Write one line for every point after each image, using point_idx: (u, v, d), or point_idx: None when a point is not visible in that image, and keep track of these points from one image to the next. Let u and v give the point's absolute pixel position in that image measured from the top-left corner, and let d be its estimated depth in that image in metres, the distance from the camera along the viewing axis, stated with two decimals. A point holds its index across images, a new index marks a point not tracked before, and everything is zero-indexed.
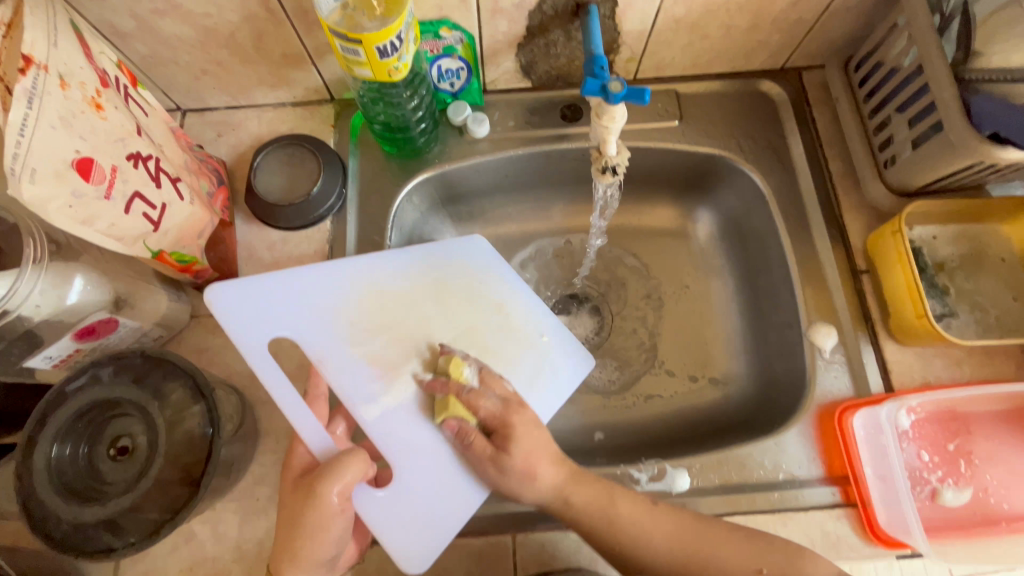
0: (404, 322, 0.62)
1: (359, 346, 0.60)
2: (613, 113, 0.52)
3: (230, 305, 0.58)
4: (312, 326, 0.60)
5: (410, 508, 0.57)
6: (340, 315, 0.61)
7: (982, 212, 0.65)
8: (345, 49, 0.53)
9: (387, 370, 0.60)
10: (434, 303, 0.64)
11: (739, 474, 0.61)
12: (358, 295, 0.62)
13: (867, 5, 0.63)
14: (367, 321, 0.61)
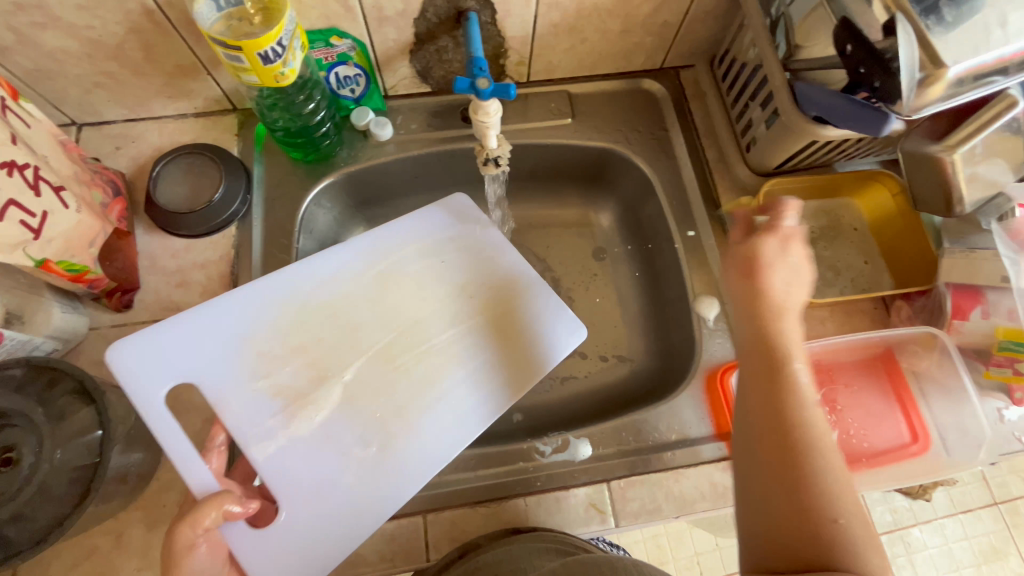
0: (318, 343, 0.61)
1: (273, 373, 0.58)
2: (487, 109, 0.56)
3: (124, 355, 0.56)
4: (217, 360, 0.57)
5: (303, 537, 0.54)
6: (248, 345, 0.59)
7: (834, 188, 0.73)
8: (228, 56, 0.55)
9: (293, 399, 0.58)
10: (364, 312, 0.64)
11: (635, 439, 0.66)
12: (273, 318, 0.60)
13: (719, 8, 0.71)
14: (278, 346, 0.60)
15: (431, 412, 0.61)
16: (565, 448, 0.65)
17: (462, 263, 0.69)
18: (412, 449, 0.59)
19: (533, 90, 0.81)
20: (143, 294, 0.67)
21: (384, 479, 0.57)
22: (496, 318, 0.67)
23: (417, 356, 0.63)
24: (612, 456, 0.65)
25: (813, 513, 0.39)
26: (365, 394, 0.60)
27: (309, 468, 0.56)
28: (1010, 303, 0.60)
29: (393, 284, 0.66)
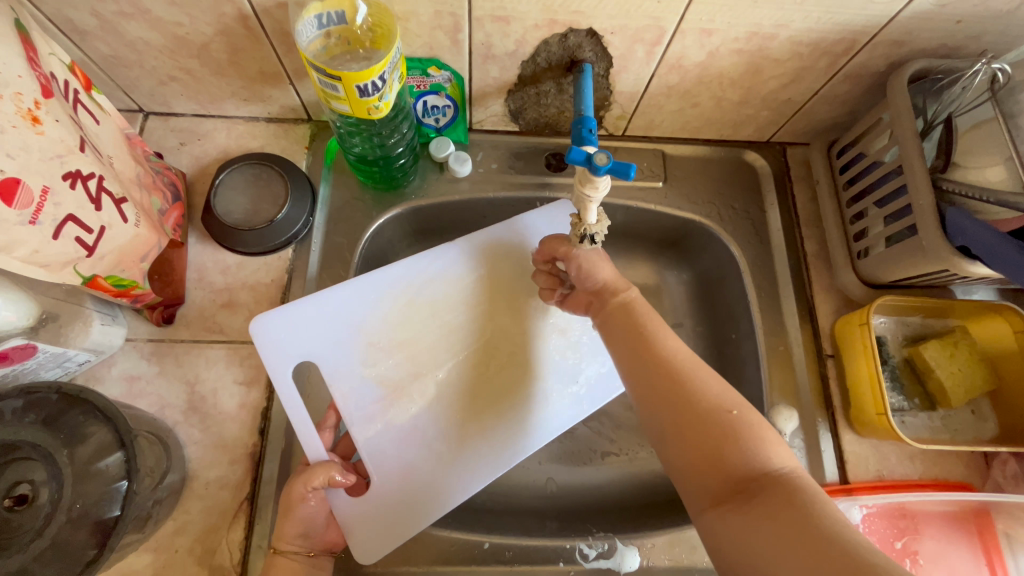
0: (420, 341, 0.62)
1: (377, 364, 0.60)
2: (596, 183, 0.50)
3: (271, 326, 0.58)
4: (335, 344, 0.59)
5: (387, 510, 0.58)
6: (361, 335, 0.60)
7: (944, 311, 0.66)
8: (323, 83, 0.50)
9: (393, 390, 0.60)
10: (463, 313, 0.65)
11: (689, 556, 0.60)
12: (388, 306, 0.62)
13: (853, 95, 0.64)
14: (388, 338, 0.61)
15: (507, 421, 0.63)
16: (611, 555, 0.59)
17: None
18: (487, 447, 0.62)
19: (626, 144, 0.75)
20: (185, 309, 0.63)
21: (458, 469, 0.60)
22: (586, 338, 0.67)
23: (511, 365, 0.65)
24: (661, 571, 0.59)
25: (715, 417, 0.44)
26: (455, 393, 0.62)
27: (398, 452, 0.59)
28: None
29: (502, 289, 0.66)
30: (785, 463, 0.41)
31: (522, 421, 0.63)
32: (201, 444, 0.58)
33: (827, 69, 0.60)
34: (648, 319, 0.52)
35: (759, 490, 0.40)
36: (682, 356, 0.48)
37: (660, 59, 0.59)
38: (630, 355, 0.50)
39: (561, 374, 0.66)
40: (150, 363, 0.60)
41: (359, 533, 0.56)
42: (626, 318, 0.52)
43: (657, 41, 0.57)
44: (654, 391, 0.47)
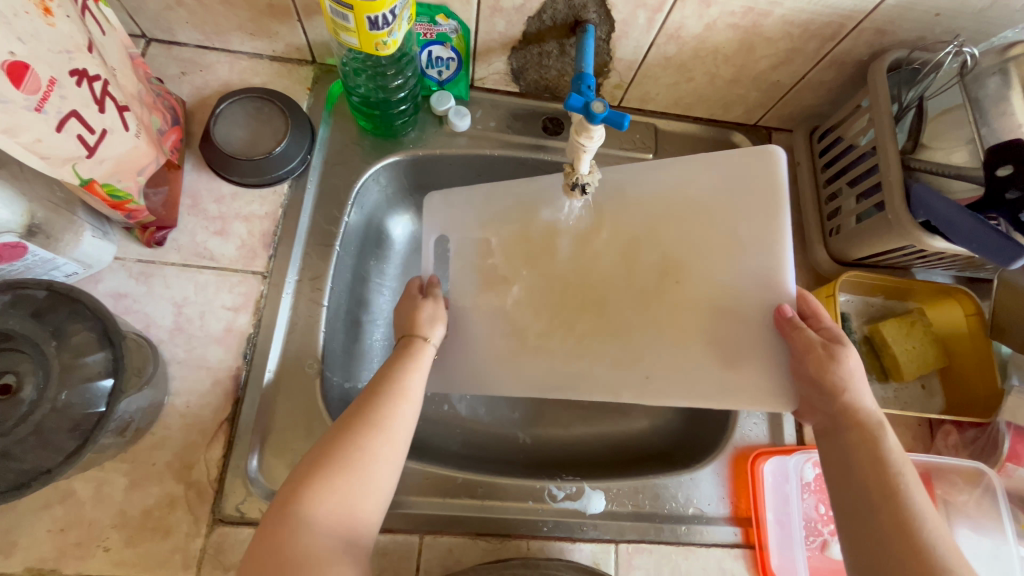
0: (530, 251, 0.64)
1: (481, 255, 0.64)
2: (592, 132, 0.52)
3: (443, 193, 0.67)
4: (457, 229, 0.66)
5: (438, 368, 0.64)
6: (485, 227, 0.65)
7: (905, 292, 0.70)
8: (335, 12, 0.51)
9: (485, 286, 0.64)
10: (580, 243, 0.63)
11: (652, 503, 0.63)
12: (500, 212, 0.65)
13: (837, 82, 0.68)
14: (502, 241, 0.65)
15: (567, 354, 0.62)
16: (578, 497, 0.62)
17: (713, 245, 0.59)
18: (540, 365, 0.62)
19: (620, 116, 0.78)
20: (177, 234, 0.63)
21: (503, 372, 0.63)
22: (687, 310, 0.60)
23: (587, 309, 0.62)
24: (625, 516, 0.62)
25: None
26: (530, 307, 0.63)
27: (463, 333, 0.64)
28: None
29: (632, 225, 0.62)
30: None
31: (579, 350, 0.61)
32: (184, 363, 0.59)
33: (816, 53, 0.64)
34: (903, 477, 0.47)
35: None
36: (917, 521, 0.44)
37: (660, 27, 0.62)
38: (854, 494, 0.48)
39: (639, 350, 0.60)
40: (138, 282, 0.61)
41: None
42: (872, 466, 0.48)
43: (658, 7, 0.59)
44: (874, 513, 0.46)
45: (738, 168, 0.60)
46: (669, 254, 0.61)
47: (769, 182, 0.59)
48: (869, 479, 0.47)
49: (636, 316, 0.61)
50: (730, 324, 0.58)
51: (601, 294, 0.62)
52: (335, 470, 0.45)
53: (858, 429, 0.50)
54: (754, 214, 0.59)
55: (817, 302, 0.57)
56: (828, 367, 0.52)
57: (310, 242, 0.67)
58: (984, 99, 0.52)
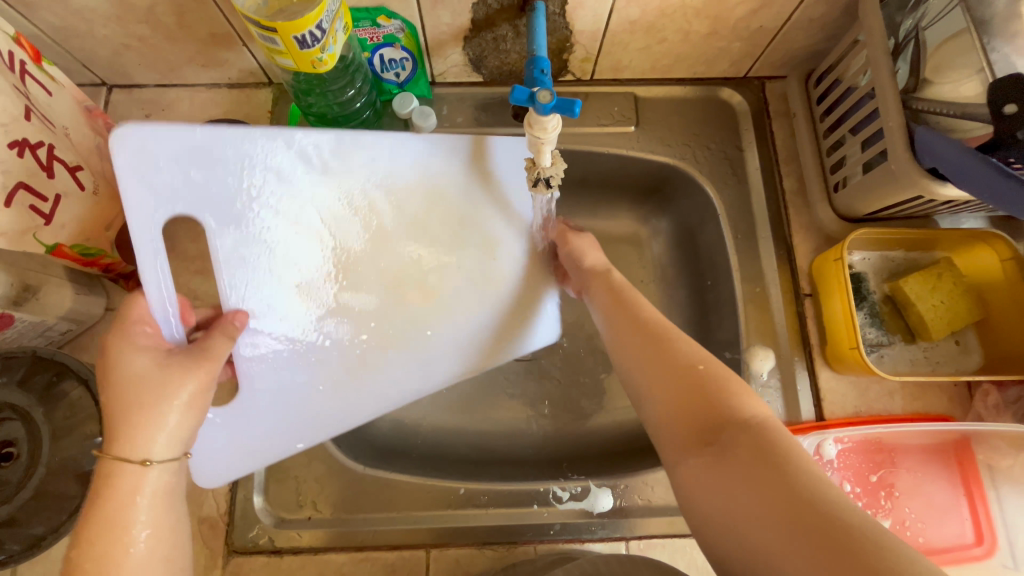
0: (352, 245, 0.55)
1: (286, 259, 0.53)
2: (545, 123, 0.48)
3: (138, 163, 0.47)
4: (246, 224, 0.51)
5: (264, 411, 0.54)
6: (281, 218, 0.52)
7: (930, 241, 0.64)
8: (263, 37, 0.50)
9: (302, 291, 0.54)
10: (398, 229, 0.57)
11: (662, 496, 0.60)
12: (307, 204, 0.53)
13: (829, 17, 0.61)
14: (314, 228, 0.53)
15: (400, 355, 0.57)
16: (584, 497, 0.60)
17: (505, 219, 0.60)
18: (380, 373, 0.57)
19: (595, 89, 0.72)
20: None
21: (337, 399, 0.55)
22: (491, 281, 0.60)
23: (420, 302, 0.58)
24: (634, 512, 0.60)
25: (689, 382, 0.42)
26: (369, 318, 0.56)
27: (279, 359, 0.54)
28: None
29: (450, 201, 0.58)
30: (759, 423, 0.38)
31: (415, 342, 0.58)
32: None
33: None
34: (737, 395, 0.40)
35: (724, 439, 0.38)
36: (760, 424, 0.38)
37: None
38: (691, 426, 0.40)
39: (457, 334, 0.59)
40: None
41: (215, 435, 0.53)
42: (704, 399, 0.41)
43: None
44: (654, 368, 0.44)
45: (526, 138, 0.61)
46: (488, 233, 0.60)
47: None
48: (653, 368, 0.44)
49: (468, 303, 0.59)
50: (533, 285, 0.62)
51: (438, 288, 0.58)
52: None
53: (639, 337, 0.47)
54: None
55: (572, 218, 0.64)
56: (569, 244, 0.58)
57: None
58: (992, 19, 0.46)
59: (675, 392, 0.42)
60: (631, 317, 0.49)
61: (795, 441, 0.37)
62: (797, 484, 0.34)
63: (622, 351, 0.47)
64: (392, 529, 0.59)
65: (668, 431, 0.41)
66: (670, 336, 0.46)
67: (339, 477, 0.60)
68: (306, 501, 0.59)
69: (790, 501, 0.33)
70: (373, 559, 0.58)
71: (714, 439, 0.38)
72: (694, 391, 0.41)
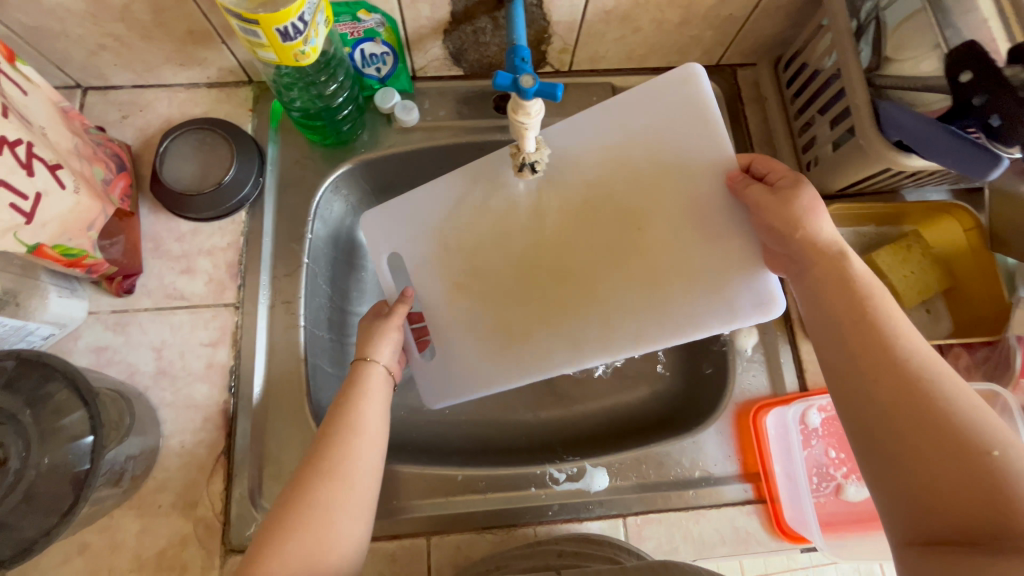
0: (490, 240, 0.61)
1: (439, 262, 0.62)
2: (529, 108, 0.50)
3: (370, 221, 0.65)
4: (413, 242, 0.64)
5: (457, 376, 0.62)
6: (429, 232, 0.63)
7: (898, 215, 0.66)
8: (244, 30, 0.50)
9: (454, 283, 0.62)
10: (529, 217, 0.60)
11: (656, 472, 0.62)
12: (448, 217, 0.62)
13: (794, 5, 0.63)
14: (455, 235, 0.62)
15: (558, 334, 0.57)
16: (580, 478, 0.61)
17: (659, 187, 0.56)
18: (538, 349, 0.58)
19: (574, 81, 0.74)
20: (145, 279, 0.63)
21: (505, 369, 0.60)
22: (659, 253, 0.55)
23: (564, 281, 0.58)
24: (629, 489, 0.61)
25: (963, 460, 0.36)
26: (522, 298, 0.59)
27: (454, 335, 0.62)
28: None
29: (581, 185, 0.58)
30: None
31: (572, 324, 0.57)
32: (173, 406, 0.60)
33: None
34: None
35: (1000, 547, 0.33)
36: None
37: None
38: (952, 511, 0.35)
39: (611, 318, 0.56)
40: (114, 332, 0.61)
41: (432, 391, 0.64)
42: (984, 491, 0.35)
43: None
44: (908, 430, 0.38)
45: (667, 92, 0.56)
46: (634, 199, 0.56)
47: (699, 104, 0.55)
48: (917, 430, 0.38)
49: (615, 280, 0.56)
50: (714, 253, 0.53)
51: (578, 265, 0.57)
52: (310, 508, 0.44)
53: (896, 387, 0.40)
54: (691, 131, 0.55)
55: (775, 160, 0.53)
56: (778, 208, 0.48)
57: (277, 267, 0.66)
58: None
59: (939, 464, 0.36)
60: (879, 351, 0.41)
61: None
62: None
63: (858, 393, 0.41)
64: (391, 518, 0.59)
65: (913, 497, 0.37)
66: (929, 391, 0.39)
67: None
68: None
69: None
70: (372, 549, 0.57)
71: (983, 537, 0.34)
72: (974, 479, 0.35)
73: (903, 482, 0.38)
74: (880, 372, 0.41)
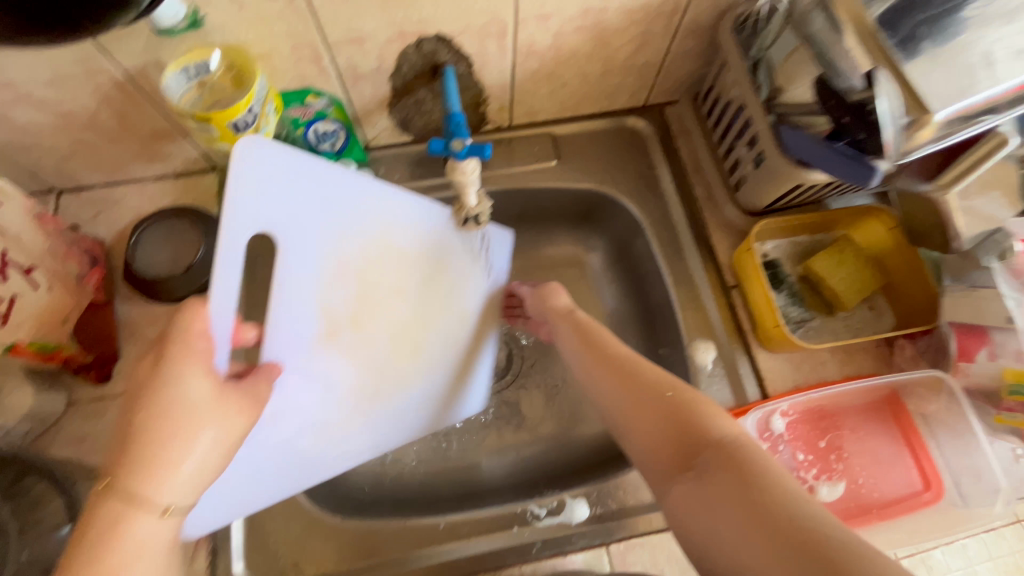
0: (377, 290, 0.60)
1: (324, 292, 0.55)
2: (464, 168, 0.56)
3: (255, 173, 0.46)
4: (310, 246, 0.52)
5: (260, 470, 0.56)
6: (334, 252, 0.55)
7: (828, 222, 0.71)
8: (198, 127, 0.55)
9: (330, 328, 0.57)
10: (412, 284, 0.63)
11: (635, 496, 0.63)
12: (361, 243, 0.57)
13: (700, 48, 0.70)
14: (354, 267, 0.57)
15: (393, 399, 0.65)
16: (561, 511, 0.62)
17: (463, 305, 0.69)
18: (378, 417, 0.64)
19: (516, 134, 0.80)
20: (122, 365, 0.66)
21: (350, 432, 0.62)
22: (461, 349, 0.69)
23: (412, 357, 0.65)
24: (609, 517, 0.62)
25: (658, 402, 0.46)
26: (375, 366, 0.62)
27: (302, 394, 0.57)
28: (1016, 344, 0.57)
29: (438, 267, 0.65)
30: (727, 434, 0.42)
31: (404, 395, 0.66)
32: None
33: (667, 29, 0.66)
34: (708, 415, 0.43)
35: (702, 463, 0.41)
36: (732, 442, 0.41)
37: (514, 49, 0.65)
38: (672, 442, 0.43)
39: (430, 390, 0.68)
40: (93, 420, 0.63)
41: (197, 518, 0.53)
42: (680, 418, 0.44)
43: (503, 33, 0.62)
44: (625, 394, 0.48)
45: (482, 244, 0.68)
46: (464, 310, 0.69)
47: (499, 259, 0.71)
48: (644, 394, 0.47)
49: (443, 363, 0.69)
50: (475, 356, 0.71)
51: (427, 347, 0.66)
52: None
53: (613, 373, 0.51)
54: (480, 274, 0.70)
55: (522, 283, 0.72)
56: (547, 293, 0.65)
57: None
58: None
59: (650, 417, 0.45)
60: (602, 353, 0.53)
61: (766, 453, 0.39)
62: (777, 506, 0.35)
63: (597, 379, 0.52)
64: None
65: (651, 457, 0.44)
66: (636, 366, 0.50)
67: (318, 532, 0.60)
68: (287, 564, 0.59)
69: (766, 516, 0.35)
70: None
71: (689, 460, 0.41)
72: (667, 410, 0.45)
73: (643, 452, 0.45)
74: (600, 358, 0.53)
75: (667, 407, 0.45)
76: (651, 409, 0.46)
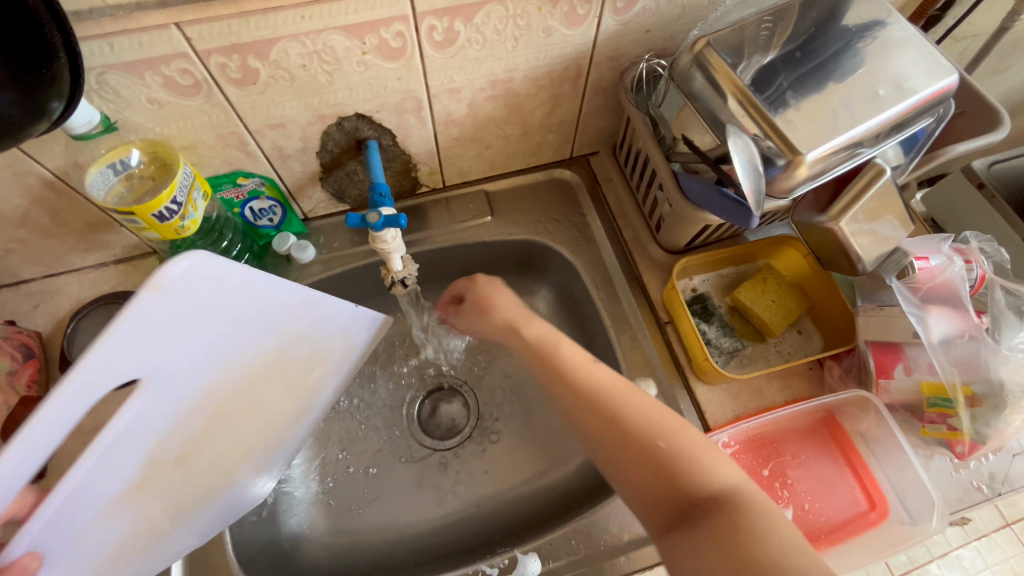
0: (224, 415, 0.49)
1: (166, 428, 0.43)
2: (385, 237, 0.58)
3: (181, 291, 0.36)
4: (184, 374, 0.41)
5: None
6: (208, 379, 0.44)
7: (749, 254, 0.75)
8: (123, 219, 0.57)
9: (148, 469, 0.44)
10: (266, 397, 0.54)
11: (586, 545, 0.62)
12: (236, 372, 0.47)
13: (609, 104, 0.76)
14: (214, 394, 0.46)
15: (182, 524, 0.53)
16: (513, 568, 0.62)
17: (301, 401, 0.61)
18: (160, 544, 0.52)
19: (451, 193, 0.84)
20: None
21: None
22: (272, 448, 0.62)
23: (222, 474, 0.55)
24: (562, 570, 0.61)
25: (650, 450, 0.51)
26: (179, 497, 0.50)
27: (78, 551, 0.42)
28: (927, 358, 0.59)
29: (296, 370, 0.56)
30: (731, 480, 0.49)
31: (194, 517, 0.54)
32: None
33: (575, 91, 0.72)
34: (704, 464, 0.50)
35: (702, 513, 0.47)
36: (726, 491, 0.48)
37: (432, 120, 0.69)
38: (669, 489, 0.50)
39: (212, 511, 0.57)
40: None
41: None
42: (675, 466, 0.50)
43: (419, 108, 0.66)
44: (619, 436, 0.54)
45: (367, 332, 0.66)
46: (293, 415, 0.62)
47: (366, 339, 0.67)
48: (648, 434, 0.53)
49: (253, 471, 0.61)
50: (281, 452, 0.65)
51: (241, 461, 0.57)
52: None
53: (622, 407, 0.55)
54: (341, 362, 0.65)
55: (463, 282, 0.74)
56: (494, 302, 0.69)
57: None
58: None
59: (644, 468, 0.51)
60: (584, 387, 0.58)
61: (757, 498, 0.47)
62: (764, 547, 0.43)
63: (588, 420, 0.56)
64: None
65: (645, 504, 0.51)
66: (628, 409, 0.55)
67: None
68: None
69: (754, 568, 0.42)
70: None
71: (681, 508, 0.48)
72: (665, 458, 0.51)
73: (633, 487, 0.52)
74: (582, 397, 0.57)
75: (657, 455, 0.51)
76: (644, 454, 0.52)
